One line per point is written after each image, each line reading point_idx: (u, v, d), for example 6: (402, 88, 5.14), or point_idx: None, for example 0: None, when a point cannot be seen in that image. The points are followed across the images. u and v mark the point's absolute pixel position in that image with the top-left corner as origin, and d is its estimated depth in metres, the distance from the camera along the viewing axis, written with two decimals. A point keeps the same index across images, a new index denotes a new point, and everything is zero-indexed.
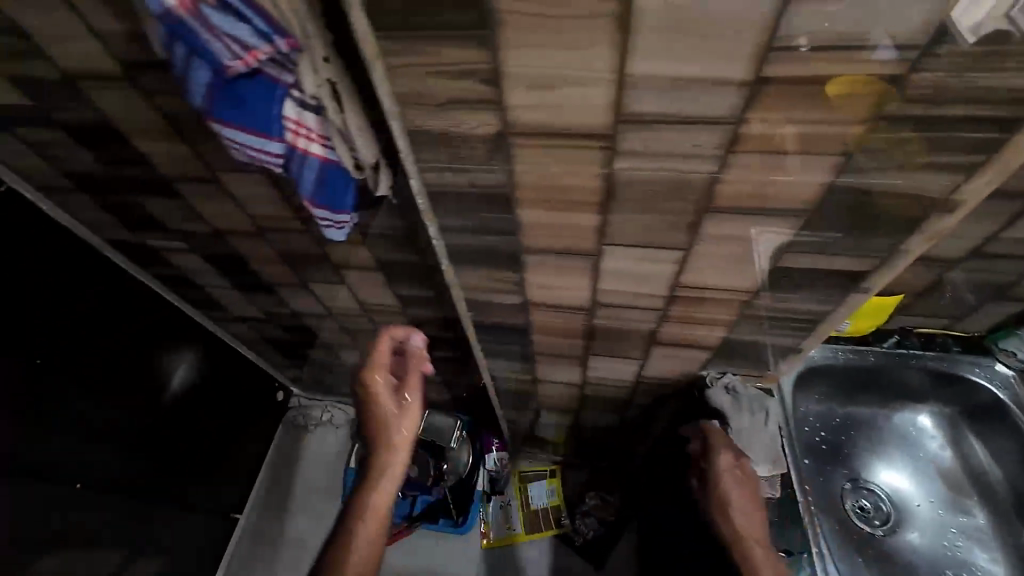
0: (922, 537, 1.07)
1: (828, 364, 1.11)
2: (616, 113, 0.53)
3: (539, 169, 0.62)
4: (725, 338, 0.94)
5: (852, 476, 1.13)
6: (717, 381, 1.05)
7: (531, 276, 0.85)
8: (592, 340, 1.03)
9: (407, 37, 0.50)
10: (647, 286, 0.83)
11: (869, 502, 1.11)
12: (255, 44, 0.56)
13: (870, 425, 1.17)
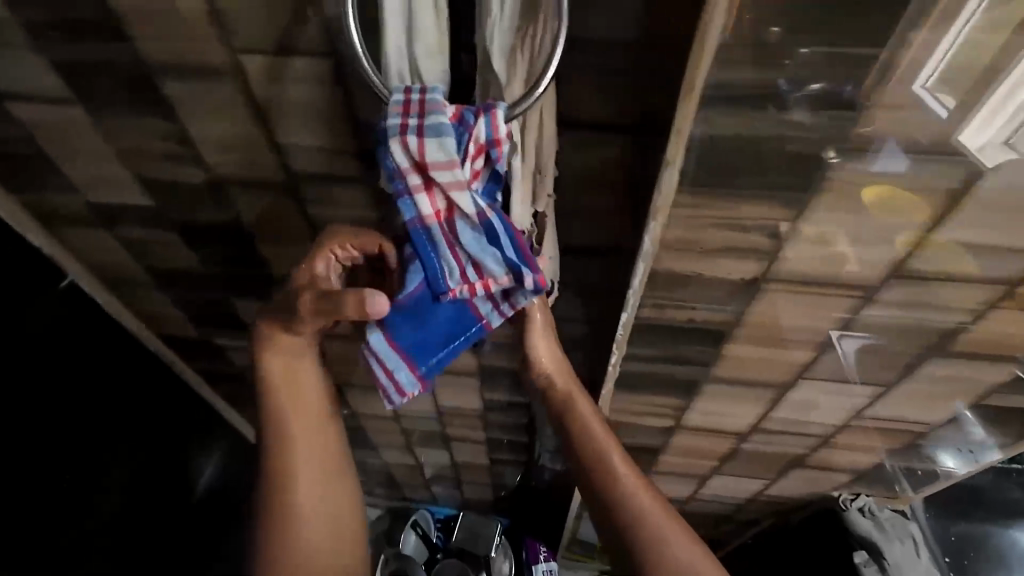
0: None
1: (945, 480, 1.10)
2: (898, 269, 0.52)
3: (779, 311, 0.60)
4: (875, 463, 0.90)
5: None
6: (853, 508, 1.00)
7: (699, 402, 0.80)
8: (729, 460, 0.96)
9: (710, 191, 0.48)
10: (823, 415, 0.79)
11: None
12: (494, 272, 0.51)
13: (995, 543, 1.10)
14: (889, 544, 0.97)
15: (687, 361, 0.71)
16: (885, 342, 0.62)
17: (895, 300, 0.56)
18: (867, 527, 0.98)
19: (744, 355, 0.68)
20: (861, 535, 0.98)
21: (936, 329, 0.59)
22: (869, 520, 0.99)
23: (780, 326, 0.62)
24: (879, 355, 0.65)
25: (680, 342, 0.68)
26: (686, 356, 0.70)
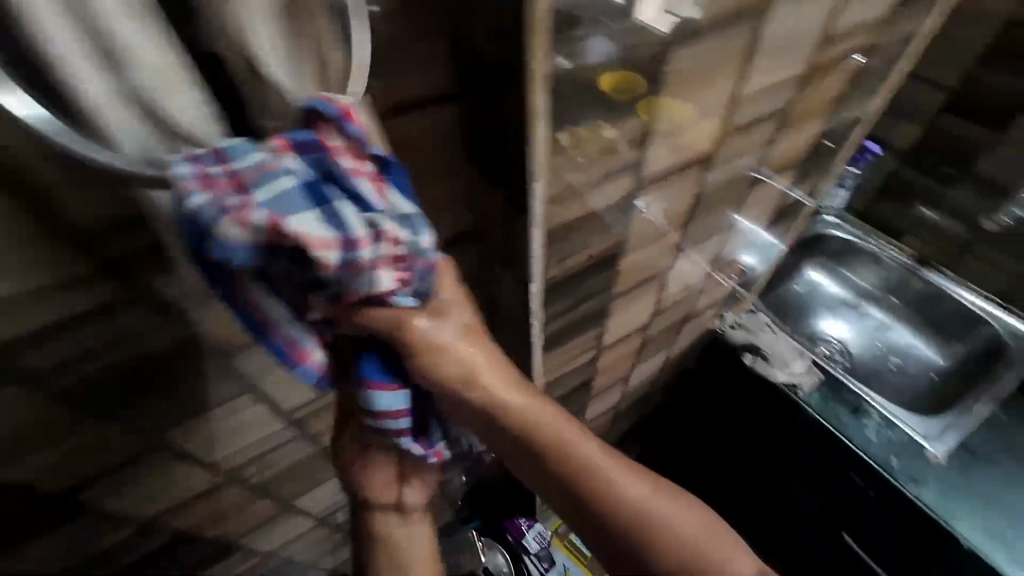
0: (877, 351, 1.38)
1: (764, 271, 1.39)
2: (720, 133, 0.60)
3: (653, 211, 0.64)
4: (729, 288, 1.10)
5: (815, 338, 1.40)
6: (729, 327, 1.21)
7: (611, 321, 0.83)
8: (642, 351, 1.06)
9: (576, 128, 0.45)
10: (693, 269, 0.91)
11: (834, 348, 1.39)
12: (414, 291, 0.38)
13: (800, 294, 1.45)
14: (754, 337, 1.19)
15: (597, 291, 0.71)
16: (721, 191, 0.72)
17: (723, 156, 0.64)
18: (736, 335, 1.20)
19: (637, 259, 0.72)
20: (738, 343, 1.19)
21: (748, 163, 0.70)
22: (735, 328, 1.21)
23: (656, 219, 0.66)
24: (717, 203, 0.75)
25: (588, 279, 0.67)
26: (595, 287, 0.70)
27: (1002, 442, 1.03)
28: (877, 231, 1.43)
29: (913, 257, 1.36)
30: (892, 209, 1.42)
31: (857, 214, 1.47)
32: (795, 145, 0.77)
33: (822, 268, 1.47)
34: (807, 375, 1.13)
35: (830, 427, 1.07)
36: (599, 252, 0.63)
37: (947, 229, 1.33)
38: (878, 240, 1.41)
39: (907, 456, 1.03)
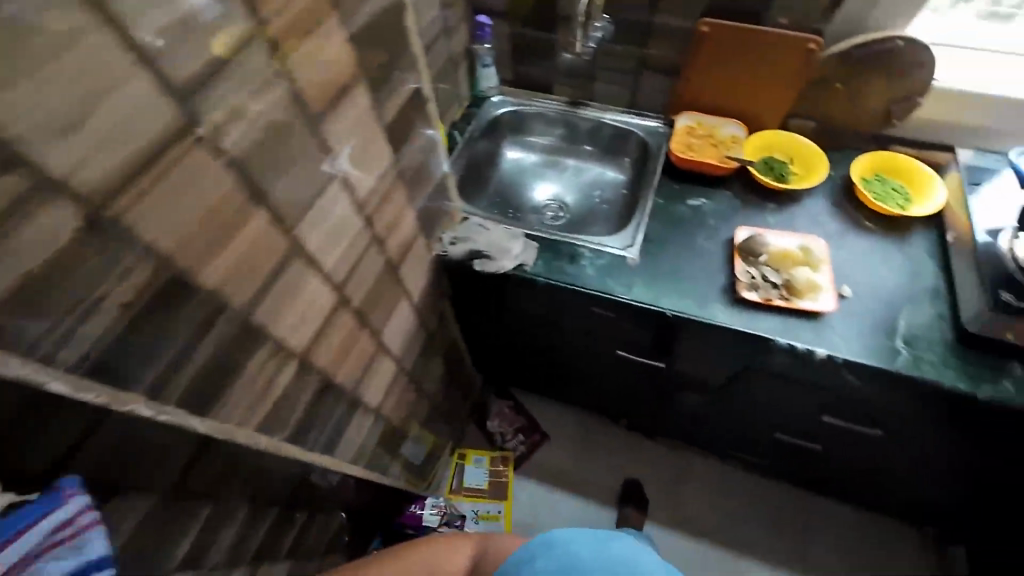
0: (584, 191, 1.56)
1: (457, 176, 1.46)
2: (172, 94, 0.48)
3: (172, 213, 0.52)
4: (418, 215, 1.07)
5: (537, 207, 1.56)
6: (450, 245, 1.22)
7: (280, 329, 0.73)
8: (368, 320, 0.99)
9: None
10: (349, 228, 0.82)
11: (554, 207, 1.57)
12: None
13: (509, 178, 1.60)
14: (473, 242, 1.21)
15: (195, 328, 0.59)
16: (273, 148, 0.61)
17: (211, 118, 0.53)
18: (459, 249, 1.21)
19: (221, 268, 0.59)
20: (463, 255, 1.21)
21: (274, 104, 0.60)
22: (455, 243, 1.22)
23: (186, 219, 0.53)
24: (286, 159, 0.64)
25: (154, 330, 0.54)
26: (186, 328, 0.57)
27: (668, 223, 1.25)
28: (535, 96, 1.57)
29: (564, 103, 1.55)
30: (536, 71, 1.52)
31: (515, 86, 1.58)
32: (340, 60, 0.69)
33: (514, 147, 1.63)
34: (525, 250, 1.21)
35: (561, 281, 1.18)
36: (124, 299, 0.50)
37: (582, 65, 1.45)
38: (537, 103, 1.56)
39: (620, 271, 1.18)
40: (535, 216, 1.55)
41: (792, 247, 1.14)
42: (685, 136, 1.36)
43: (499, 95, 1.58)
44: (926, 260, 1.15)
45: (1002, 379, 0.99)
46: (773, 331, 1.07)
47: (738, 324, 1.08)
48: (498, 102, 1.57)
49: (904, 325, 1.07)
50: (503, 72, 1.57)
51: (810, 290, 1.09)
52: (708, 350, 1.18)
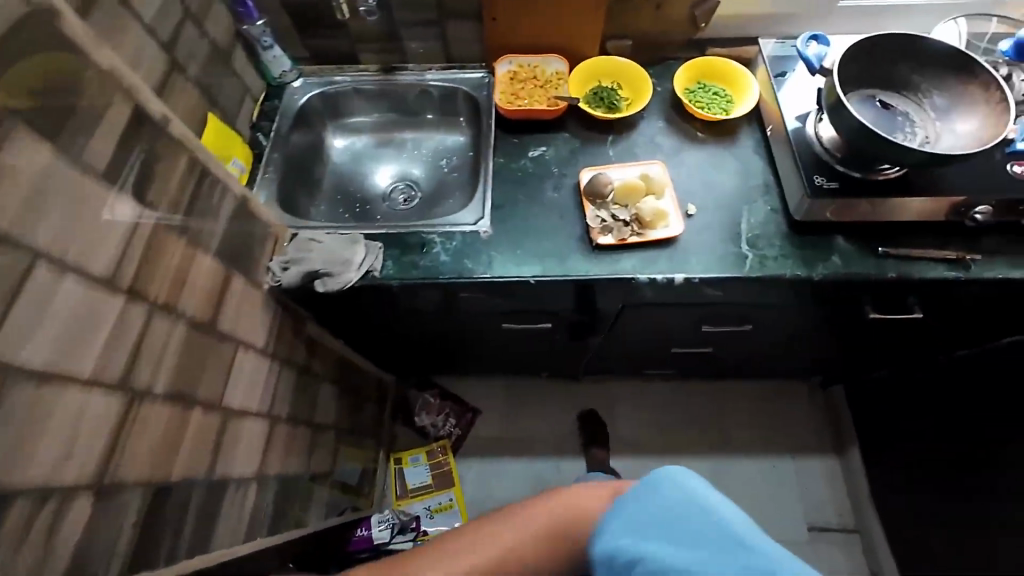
0: (430, 166, 1.44)
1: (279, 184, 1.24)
2: None
3: None
4: (219, 256, 0.90)
5: (385, 196, 1.43)
6: (282, 271, 1.06)
7: (38, 474, 0.58)
8: (194, 396, 0.84)
9: None
10: (101, 315, 0.66)
11: (404, 191, 1.44)
12: None
13: (345, 171, 1.43)
14: (307, 262, 1.06)
15: None
16: None
17: None
18: (292, 275, 1.05)
19: None
20: (298, 281, 1.05)
21: None
22: (286, 270, 1.05)
23: None
24: None
25: None
26: None
27: (513, 182, 1.18)
28: (341, 70, 1.38)
29: (376, 73, 1.37)
30: (330, 41, 1.32)
31: (314, 64, 1.37)
32: None
33: (341, 135, 1.44)
34: (369, 255, 1.08)
35: (417, 277, 1.08)
36: None
37: (377, 24, 1.27)
38: (346, 78, 1.37)
39: (476, 248, 1.11)
40: (385, 206, 1.42)
41: (632, 178, 1.12)
42: (509, 87, 1.25)
43: (300, 79, 1.36)
44: (754, 159, 1.19)
45: (832, 255, 1.07)
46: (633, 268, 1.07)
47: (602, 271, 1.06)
48: (301, 87, 1.36)
49: (747, 227, 1.11)
50: (293, 50, 1.34)
51: (657, 218, 1.09)
52: (583, 301, 1.17)
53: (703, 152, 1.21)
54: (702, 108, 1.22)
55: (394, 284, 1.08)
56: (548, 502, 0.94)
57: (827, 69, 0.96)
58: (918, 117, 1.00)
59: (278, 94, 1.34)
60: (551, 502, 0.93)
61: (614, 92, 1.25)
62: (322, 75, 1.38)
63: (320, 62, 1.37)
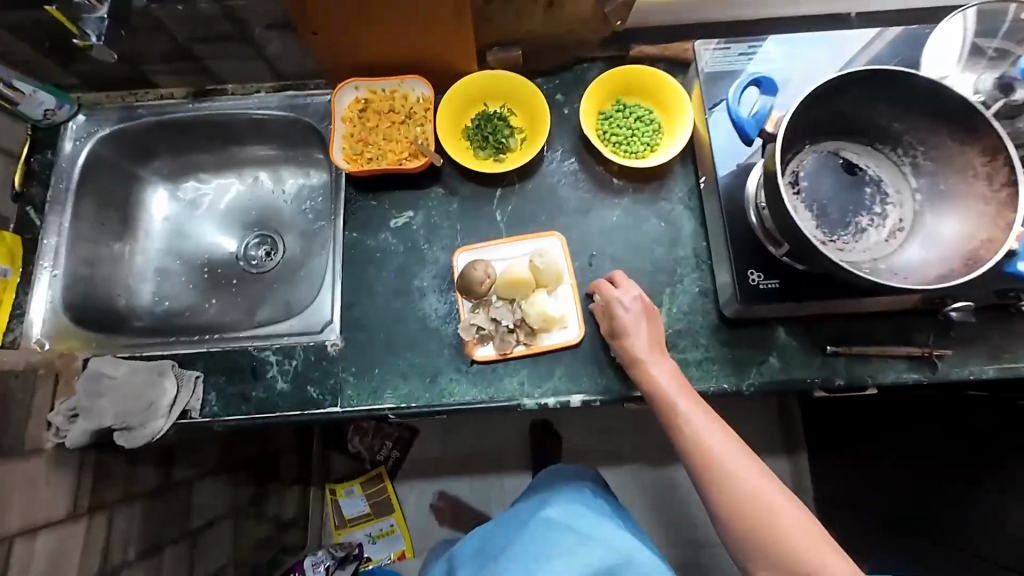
0: (291, 210, 1.13)
1: (68, 275, 0.96)
2: None
3: None
4: None
5: (239, 255, 1.14)
6: (70, 423, 0.82)
7: None
8: None
9: None
10: None
11: (263, 246, 1.14)
12: None
13: (181, 228, 1.12)
14: (97, 412, 0.81)
15: None
16: None
17: None
18: (80, 430, 0.81)
19: None
20: (91, 437, 0.81)
21: None
22: (72, 424, 0.82)
23: None
24: None
25: None
26: None
27: (370, 267, 0.91)
28: (138, 99, 1.03)
29: (191, 103, 1.03)
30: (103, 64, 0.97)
31: (97, 93, 1.03)
32: None
33: (167, 181, 1.11)
34: (183, 391, 0.84)
35: (249, 414, 0.84)
36: None
37: (156, 42, 0.92)
38: (146, 110, 1.03)
39: (323, 369, 0.86)
40: (240, 267, 1.13)
41: (516, 263, 0.85)
42: (361, 126, 0.92)
43: (83, 115, 1.02)
44: (683, 218, 0.91)
45: (768, 356, 0.85)
46: (526, 386, 0.84)
47: (486, 394, 0.84)
48: (84, 128, 1.02)
49: (667, 320, 0.87)
50: (61, 80, 1.00)
51: (549, 320, 0.83)
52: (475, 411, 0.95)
53: (618, 208, 0.92)
54: (618, 144, 0.92)
55: (222, 425, 0.84)
56: (633, 354, 0.75)
57: (770, 134, 0.66)
58: (892, 189, 0.72)
59: (54, 145, 1.01)
60: (644, 343, 0.75)
61: (503, 126, 0.93)
62: (113, 106, 1.03)
63: (106, 90, 1.03)
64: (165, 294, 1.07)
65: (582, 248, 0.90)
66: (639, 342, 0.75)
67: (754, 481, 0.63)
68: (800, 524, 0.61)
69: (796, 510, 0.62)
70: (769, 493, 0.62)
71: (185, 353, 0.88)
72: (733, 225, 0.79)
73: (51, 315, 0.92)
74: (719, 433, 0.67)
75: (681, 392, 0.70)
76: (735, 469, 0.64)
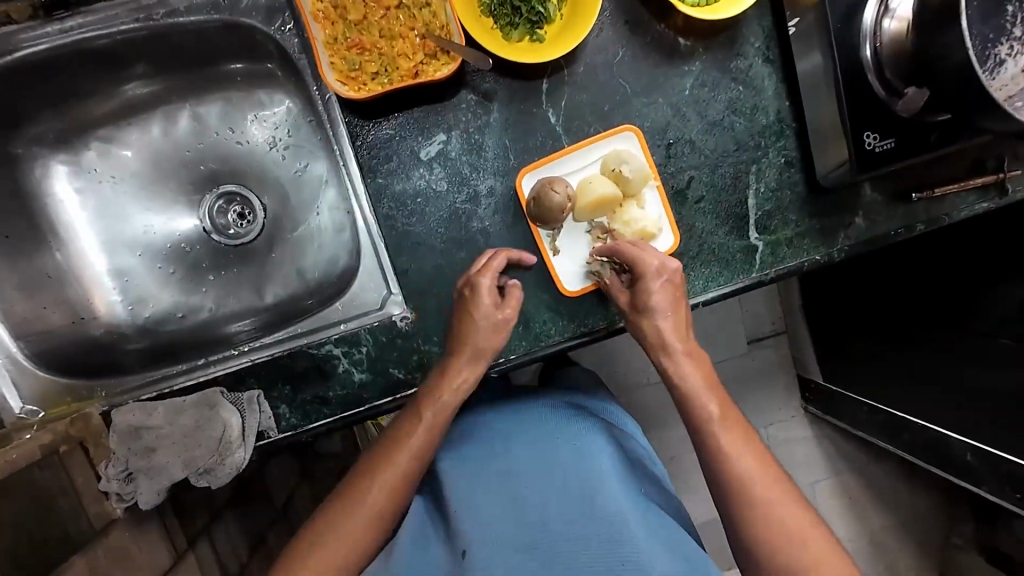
0: (252, 154, 0.88)
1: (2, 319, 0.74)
2: None
3: None
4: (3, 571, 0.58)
5: (207, 227, 0.89)
6: (128, 484, 0.70)
7: None
8: None
9: None
10: None
11: (231, 208, 0.90)
12: None
13: (113, 212, 0.85)
14: (156, 466, 0.69)
15: None
16: None
17: None
18: (146, 487, 0.70)
19: None
20: (161, 490, 0.70)
21: None
22: (132, 486, 0.70)
23: None
24: None
25: None
26: None
27: (413, 217, 0.73)
28: None
29: (45, 24, 0.70)
30: None
31: None
32: None
33: (60, 151, 0.81)
34: (248, 415, 0.71)
35: (337, 413, 0.74)
36: None
37: None
38: None
39: (401, 345, 0.75)
40: (219, 239, 0.89)
41: (606, 174, 0.72)
42: (344, 27, 0.69)
43: None
44: (763, 75, 0.77)
45: (855, 217, 0.82)
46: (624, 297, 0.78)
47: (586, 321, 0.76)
48: None
49: (755, 203, 0.79)
50: None
51: (646, 235, 0.74)
52: None
53: (689, 75, 0.76)
54: None
55: (309, 433, 0.74)
56: (668, 336, 0.69)
57: None
58: None
59: None
60: (673, 325, 0.69)
61: None
62: None
63: None
64: (141, 300, 0.84)
65: (656, 138, 0.76)
66: (665, 327, 0.68)
67: (763, 478, 0.62)
68: (811, 535, 0.60)
69: (801, 506, 0.62)
70: (781, 495, 0.62)
71: (224, 368, 0.73)
72: (849, 77, 0.68)
73: (22, 372, 0.73)
74: (730, 428, 0.65)
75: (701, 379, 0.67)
76: (749, 468, 0.63)
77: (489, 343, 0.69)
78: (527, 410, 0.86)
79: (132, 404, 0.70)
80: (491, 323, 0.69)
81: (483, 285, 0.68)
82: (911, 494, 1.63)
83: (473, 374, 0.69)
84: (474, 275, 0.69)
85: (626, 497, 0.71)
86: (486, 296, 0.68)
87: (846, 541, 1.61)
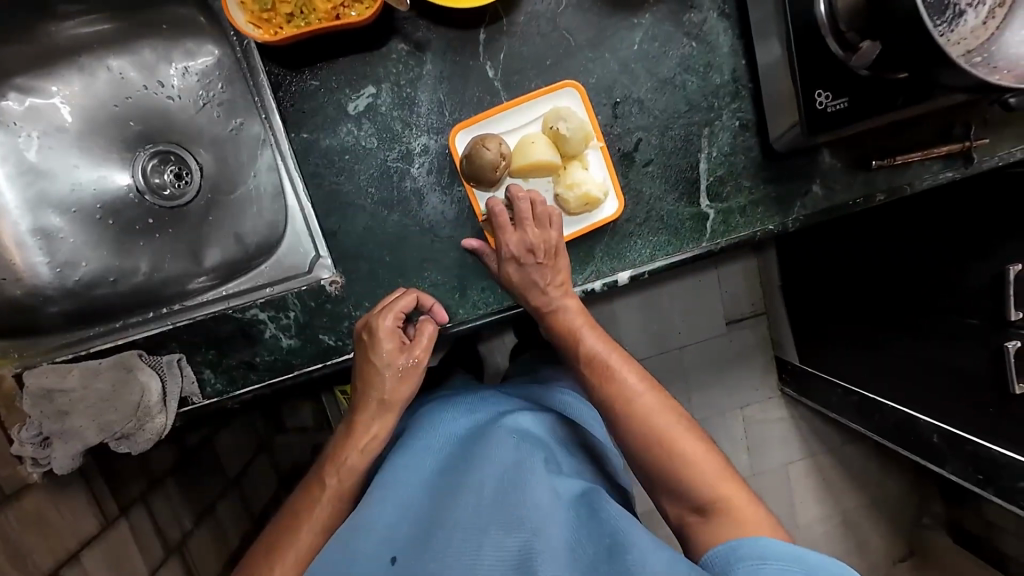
0: (184, 111, 0.83)
1: None
2: None
3: None
4: None
5: (140, 187, 0.86)
6: (44, 448, 0.68)
7: None
8: None
9: None
10: None
11: (167, 168, 0.86)
12: None
13: (34, 168, 0.81)
14: (71, 429, 0.67)
15: None
16: None
17: None
18: (61, 451, 0.67)
19: None
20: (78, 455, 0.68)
21: None
22: (46, 450, 0.68)
23: None
24: None
25: None
26: None
27: (342, 176, 0.69)
28: None
29: None
30: None
31: None
32: None
33: None
34: (169, 380, 0.69)
35: (265, 379, 0.72)
36: None
37: None
38: None
39: (331, 310, 0.71)
40: (153, 199, 0.86)
41: (546, 127, 0.68)
42: None
43: None
44: (718, 31, 0.73)
45: (813, 185, 0.78)
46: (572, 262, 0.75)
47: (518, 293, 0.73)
48: None
49: (707, 168, 0.76)
50: None
51: (590, 197, 0.70)
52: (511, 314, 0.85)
53: (637, 27, 0.71)
54: None
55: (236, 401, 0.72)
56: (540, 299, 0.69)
57: None
58: None
59: None
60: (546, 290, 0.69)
61: None
62: None
63: None
64: (67, 262, 0.80)
65: (602, 96, 0.72)
66: (539, 289, 0.69)
67: (684, 442, 0.62)
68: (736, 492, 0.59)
69: (698, 441, 0.63)
70: (705, 460, 0.61)
71: (143, 332, 0.70)
72: (800, 30, 0.63)
73: None
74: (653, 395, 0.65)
75: (615, 357, 0.68)
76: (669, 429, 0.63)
77: (392, 394, 0.69)
78: (482, 398, 0.87)
79: (42, 368, 0.67)
80: (392, 368, 0.68)
81: (380, 331, 0.66)
82: (881, 474, 1.63)
83: (382, 429, 0.70)
84: (371, 320, 0.67)
85: (550, 486, 0.66)
86: (385, 338, 0.66)
87: (815, 520, 1.61)
